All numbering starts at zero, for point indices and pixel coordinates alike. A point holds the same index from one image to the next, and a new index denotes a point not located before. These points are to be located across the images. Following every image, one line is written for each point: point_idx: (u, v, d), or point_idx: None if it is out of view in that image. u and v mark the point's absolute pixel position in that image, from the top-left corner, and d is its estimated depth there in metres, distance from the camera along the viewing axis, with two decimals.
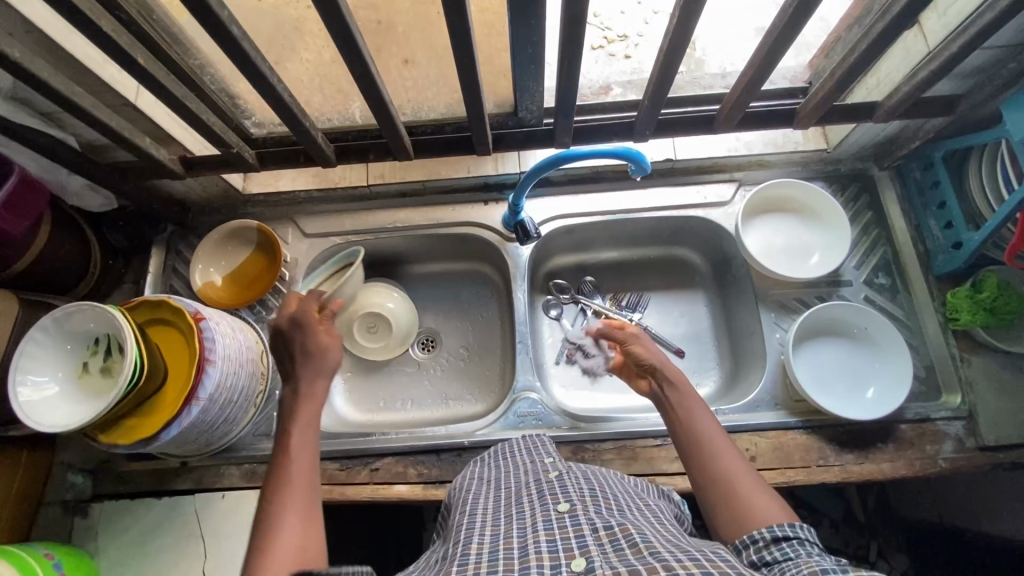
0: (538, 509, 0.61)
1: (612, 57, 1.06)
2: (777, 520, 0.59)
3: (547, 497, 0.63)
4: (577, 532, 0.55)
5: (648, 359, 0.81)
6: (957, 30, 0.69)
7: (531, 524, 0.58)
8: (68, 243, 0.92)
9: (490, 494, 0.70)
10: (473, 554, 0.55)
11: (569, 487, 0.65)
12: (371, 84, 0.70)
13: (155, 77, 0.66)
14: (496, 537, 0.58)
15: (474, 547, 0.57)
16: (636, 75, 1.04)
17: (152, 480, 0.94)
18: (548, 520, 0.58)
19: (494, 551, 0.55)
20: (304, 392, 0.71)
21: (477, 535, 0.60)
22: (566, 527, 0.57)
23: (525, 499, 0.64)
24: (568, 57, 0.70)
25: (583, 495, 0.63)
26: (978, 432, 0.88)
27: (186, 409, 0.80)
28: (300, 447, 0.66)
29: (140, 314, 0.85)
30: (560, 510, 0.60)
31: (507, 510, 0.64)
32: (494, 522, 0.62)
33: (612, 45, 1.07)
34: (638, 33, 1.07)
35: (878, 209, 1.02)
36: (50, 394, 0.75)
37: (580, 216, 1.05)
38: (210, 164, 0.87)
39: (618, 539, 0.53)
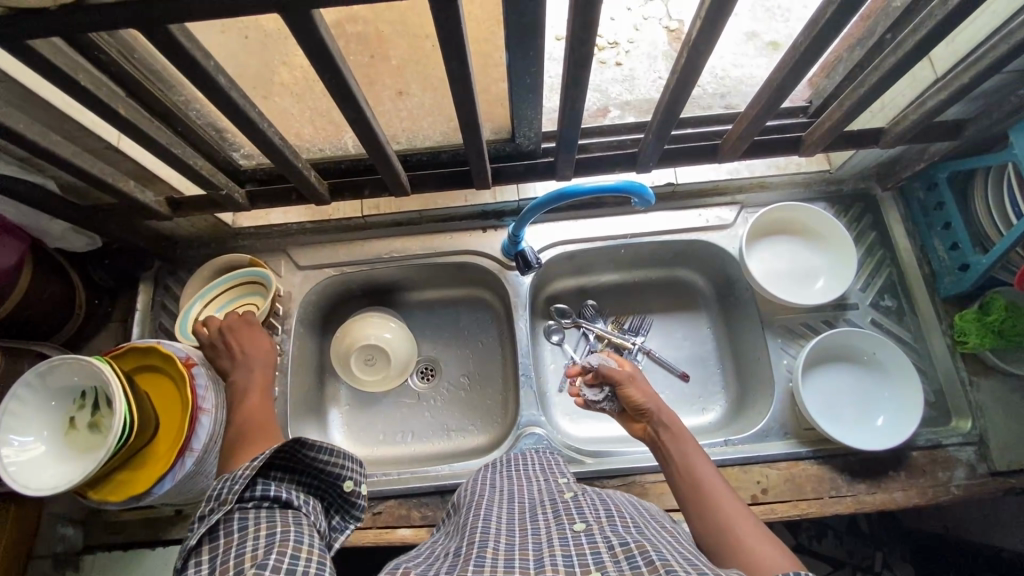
0: (553, 526, 0.57)
1: (603, 64, 1.03)
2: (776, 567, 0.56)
3: (562, 516, 0.59)
4: (594, 548, 0.52)
5: (642, 402, 0.78)
6: (968, 60, 0.68)
7: (546, 539, 0.55)
8: (50, 286, 0.88)
9: (505, 502, 0.66)
10: (489, 559, 0.51)
11: (585, 506, 0.61)
12: (368, 128, 0.67)
13: (138, 126, 0.62)
14: (511, 546, 0.54)
15: (490, 551, 0.53)
16: (628, 80, 1.02)
17: (145, 529, 0.91)
18: (565, 537, 0.55)
19: (511, 559, 0.52)
20: (247, 362, 0.84)
21: (493, 540, 0.55)
22: (582, 544, 0.53)
23: (540, 516, 0.60)
24: (571, 93, 0.67)
25: (599, 514, 0.59)
26: (990, 458, 0.87)
27: (180, 461, 0.77)
28: (253, 407, 0.78)
29: (127, 361, 0.82)
30: (576, 528, 0.56)
31: (522, 522, 0.60)
32: (509, 531, 0.58)
33: (602, 52, 1.05)
34: (628, 39, 1.05)
35: (882, 229, 1.01)
36: (36, 453, 0.72)
37: (580, 242, 1.03)
38: (197, 203, 0.85)
39: (634, 555, 0.49)
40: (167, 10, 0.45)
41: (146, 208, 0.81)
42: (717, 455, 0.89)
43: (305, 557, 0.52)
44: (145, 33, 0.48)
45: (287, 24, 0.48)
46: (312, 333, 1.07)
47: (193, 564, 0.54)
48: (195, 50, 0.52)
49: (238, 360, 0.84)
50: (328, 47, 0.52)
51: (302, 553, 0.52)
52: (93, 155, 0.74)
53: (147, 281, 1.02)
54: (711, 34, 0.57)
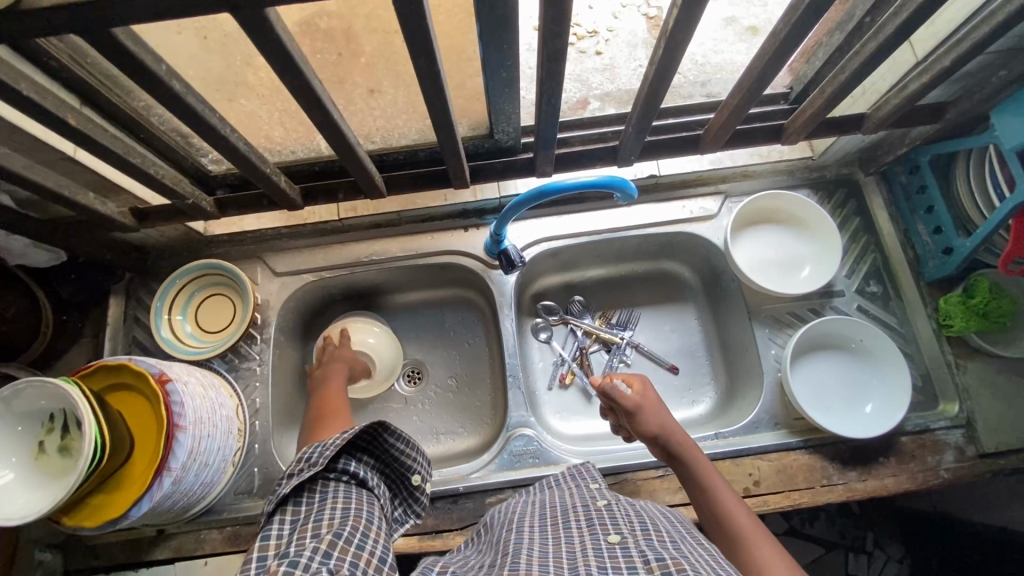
0: (587, 537, 0.57)
1: (583, 54, 1.02)
2: None
3: (596, 527, 0.58)
4: (629, 562, 0.50)
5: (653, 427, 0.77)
6: (947, 43, 0.67)
7: (579, 549, 0.54)
8: (14, 305, 0.85)
9: (536, 514, 0.65)
10: (523, 565, 0.52)
11: (618, 517, 0.60)
12: (337, 130, 0.65)
13: (92, 136, 0.59)
14: (544, 553, 0.54)
15: (524, 558, 0.53)
16: (607, 69, 1.00)
17: (127, 551, 0.88)
18: (598, 549, 0.54)
19: (544, 565, 0.52)
20: (333, 361, 0.99)
21: (526, 549, 0.55)
22: (617, 557, 0.52)
23: (573, 524, 0.60)
24: (546, 87, 0.65)
25: (634, 528, 0.58)
26: (978, 440, 0.87)
27: (157, 481, 0.74)
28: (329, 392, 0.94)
29: (98, 381, 0.78)
30: (610, 539, 0.55)
31: (555, 531, 0.59)
32: (542, 539, 0.58)
33: (582, 41, 1.03)
34: (608, 28, 1.03)
35: (866, 215, 1.00)
36: (4, 482, 0.69)
37: (564, 238, 1.01)
38: (164, 212, 0.82)
39: (671, 572, 0.47)
40: (109, 12, 0.42)
41: (109, 219, 0.77)
42: (708, 449, 0.88)
43: (373, 537, 0.57)
44: (87, 38, 0.45)
45: (240, 26, 0.46)
46: (293, 341, 1.05)
47: (278, 520, 0.59)
48: (144, 56, 0.49)
49: (329, 358, 1.00)
50: (286, 48, 0.49)
51: (369, 534, 0.56)
52: (48, 167, 0.71)
53: (119, 294, 0.98)
54: (688, 22, 0.55)
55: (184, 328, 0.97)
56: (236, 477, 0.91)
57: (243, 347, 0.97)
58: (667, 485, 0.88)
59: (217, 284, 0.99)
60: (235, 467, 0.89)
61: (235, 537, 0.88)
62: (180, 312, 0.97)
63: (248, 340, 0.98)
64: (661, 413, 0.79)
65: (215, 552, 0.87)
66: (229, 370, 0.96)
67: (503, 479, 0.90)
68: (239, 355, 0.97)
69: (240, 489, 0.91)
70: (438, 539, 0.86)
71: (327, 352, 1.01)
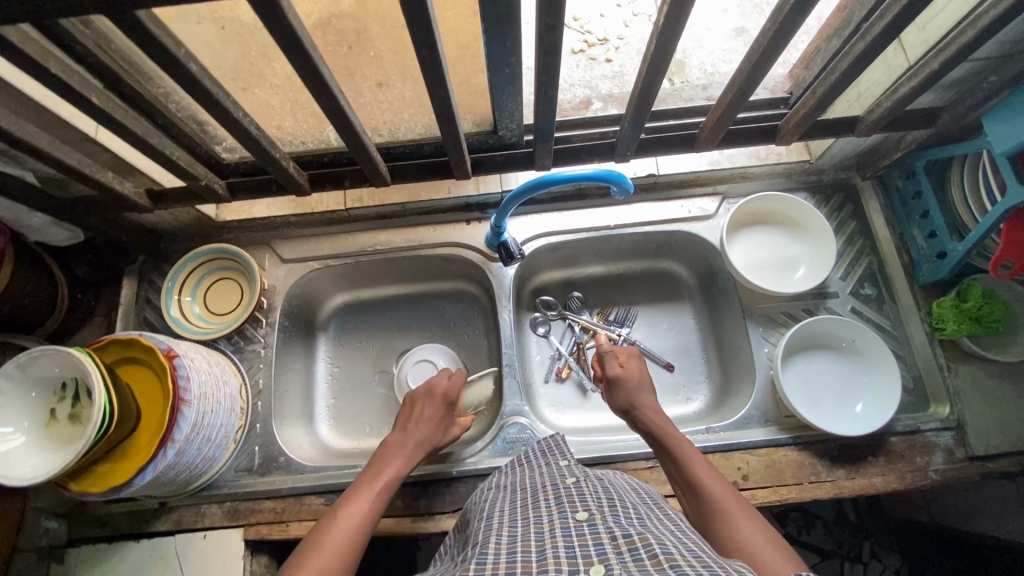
0: (556, 515, 0.59)
1: (593, 61, 1.05)
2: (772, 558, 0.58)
3: (565, 505, 0.61)
4: (596, 539, 0.53)
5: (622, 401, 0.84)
6: (935, 48, 0.69)
7: (548, 529, 0.57)
8: (33, 279, 0.89)
9: (505, 497, 0.68)
10: (490, 555, 0.53)
11: (587, 494, 0.63)
12: (343, 116, 0.68)
13: (112, 115, 0.63)
14: (513, 538, 0.56)
15: (493, 546, 0.54)
16: (617, 76, 1.03)
17: (131, 522, 0.91)
18: (567, 527, 0.56)
19: (513, 551, 0.53)
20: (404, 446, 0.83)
21: (495, 535, 0.57)
22: (585, 534, 0.54)
23: (543, 504, 0.62)
24: (543, 80, 0.68)
25: (601, 503, 0.61)
26: (968, 442, 0.88)
27: (161, 452, 0.77)
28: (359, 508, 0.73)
29: (109, 354, 0.82)
30: (578, 517, 0.57)
31: (522, 512, 0.62)
32: (512, 522, 0.59)
33: (592, 49, 1.06)
34: (618, 36, 1.06)
35: (862, 219, 1.02)
36: (15, 445, 0.72)
37: (564, 233, 1.04)
38: (178, 195, 0.85)
39: (637, 547, 0.50)
40: None
41: (126, 199, 0.81)
42: (698, 442, 0.90)
43: None
44: (113, 19, 0.49)
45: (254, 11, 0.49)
46: (298, 327, 1.07)
47: None
48: (165, 38, 0.52)
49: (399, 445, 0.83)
50: (297, 34, 0.52)
51: None
52: (71, 147, 0.75)
53: (133, 276, 1.02)
54: (677, 19, 0.57)
55: (194, 308, 1.00)
56: (237, 453, 0.94)
57: (249, 330, 1.00)
58: (656, 476, 0.89)
59: (225, 267, 1.02)
60: (238, 442, 0.93)
61: (234, 512, 0.91)
62: (189, 293, 1.00)
63: (254, 322, 1.01)
64: (635, 388, 0.84)
65: (214, 526, 0.90)
66: (235, 352, 0.99)
67: (496, 465, 0.92)
68: (245, 337, 1.00)
69: (241, 466, 0.94)
70: (431, 521, 0.88)
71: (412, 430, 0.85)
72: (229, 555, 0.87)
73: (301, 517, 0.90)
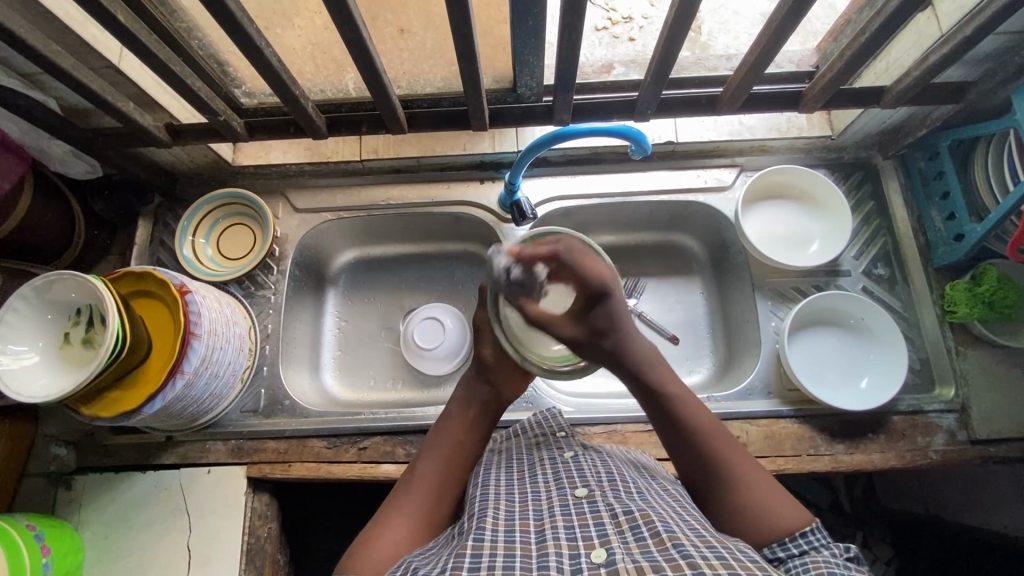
0: (553, 492, 0.60)
1: (616, 39, 1.01)
2: (794, 522, 0.57)
3: (563, 481, 0.61)
4: (597, 518, 0.54)
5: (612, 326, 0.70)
6: (970, 13, 0.69)
7: (547, 506, 0.57)
8: (51, 209, 0.90)
9: (503, 464, 0.68)
10: (488, 532, 0.53)
11: (586, 469, 0.63)
12: (364, 51, 0.68)
13: (134, 34, 0.64)
14: (510, 515, 0.56)
15: (490, 521, 0.55)
16: (639, 56, 1.00)
17: (137, 454, 0.93)
18: (566, 504, 0.57)
19: (511, 530, 0.54)
20: (470, 415, 0.71)
21: (492, 509, 0.57)
22: (584, 513, 0.55)
23: (540, 478, 0.63)
24: (569, 23, 0.68)
25: (600, 478, 0.62)
26: (971, 425, 0.88)
27: (170, 382, 0.79)
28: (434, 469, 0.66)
29: (125, 285, 0.83)
30: (577, 493, 0.58)
31: (520, 486, 0.62)
32: (508, 496, 0.60)
33: (616, 26, 1.02)
34: (643, 15, 1.02)
35: (880, 199, 1.00)
36: (29, 363, 0.73)
37: (576, 197, 1.03)
38: (198, 131, 0.86)
39: (639, 526, 0.52)
40: None
41: (145, 131, 0.82)
42: None
43: None
44: None
45: None
46: (307, 277, 1.08)
47: None
48: None
49: (470, 414, 0.71)
50: None
51: None
52: (93, 74, 0.76)
53: (147, 217, 1.03)
54: None
55: (206, 251, 1.01)
56: (243, 395, 0.95)
57: (260, 275, 1.01)
58: (654, 440, 0.90)
59: (239, 213, 1.03)
60: (244, 384, 0.94)
61: (238, 450, 0.92)
62: (202, 236, 1.01)
63: (265, 268, 1.02)
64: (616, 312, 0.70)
65: (218, 462, 0.92)
66: (246, 297, 1.00)
67: (496, 419, 0.93)
68: (256, 283, 1.01)
69: (247, 407, 0.95)
70: None
71: (490, 395, 0.73)
72: (232, 491, 0.89)
73: (304, 458, 0.92)
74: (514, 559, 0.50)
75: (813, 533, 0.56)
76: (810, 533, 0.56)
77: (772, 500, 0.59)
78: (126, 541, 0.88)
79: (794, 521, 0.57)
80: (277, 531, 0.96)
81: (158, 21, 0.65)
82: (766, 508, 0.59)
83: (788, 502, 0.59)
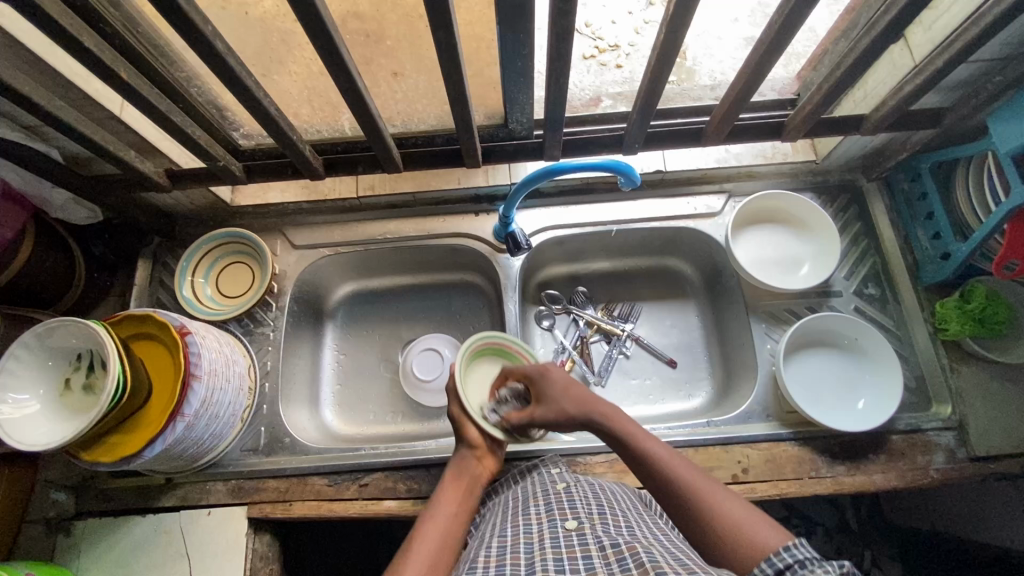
0: (545, 526, 0.60)
1: (604, 66, 1.05)
2: (772, 543, 0.55)
3: (555, 515, 0.62)
4: (585, 551, 0.54)
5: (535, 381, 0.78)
6: (941, 46, 0.72)
7: (538, 540, 0.57)
8: (52, 255, 0.91)
9: (500, 508, 0.69)
10: (479, 569, 0.53)
11: (577, 503, 0.64)
12: (359, 97, 0.71)
13: (137, 89, 0.67)
14: (502, 550, 0.56)
15: (483, 560, 0.55)
16: (627, 84, 1.03)
17: (135, 497, 0.92)
18: (557, 538, 0.57)
19: (499, 566, 0.54)
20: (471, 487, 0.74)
21: (486, 548, 0.57)
22: (574, 545, 0.55)
23: (532, 512, 0.63)
24: (557, 65, 0.71)
25: (591, 512, 0.62)
26: (970, 443, 0.88)
27: (171, 425, 0.78)
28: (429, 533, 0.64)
29: (125, 329, 0.83)
30: (568, 526, 0.59)
31: (513, 521, 0.63)
32: (500, 535, 0.60)
33: (603, 54, 1.06)
34: (629, 42, 1.06)
35: (867, 220, 1.02)
36: (31, 411, 0.74)
37: (570, 227, 1.05)
38: (197, 175, 0.88)
39: (625, 557, 0.52)
40: None
41: (146, 177, 0.84)
42: (698, 435, 0.90)
43: None
44: None
45: None
46: (305, 315, 1.08)
47: None
48: (193, 12, 0.56)
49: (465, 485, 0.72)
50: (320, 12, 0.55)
51: None
52: (96, 126, 0.79)
53: (146, 259, 1.04)
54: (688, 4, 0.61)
55: (206, 289, 1.02)
56: (244, 434, 0.95)
57: (259, 314, 1.02)
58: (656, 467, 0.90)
59: (239, 252, 1.04)
60: (245, 424, 0.94)
61: (238, 489, 0.92)
62: (203, 275, 1.03)
63: (265, 306, 1.03)
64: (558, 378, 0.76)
65: (218, 503, 0.91)
66: (245, 334, 1.01)
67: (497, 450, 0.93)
68: (256, 321, 1.02)
69: (247, 446, 0.95)
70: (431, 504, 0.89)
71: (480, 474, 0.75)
72: (232, 533, 0.89)
73: (305, 496, 0.91)
74: None
75: (797, 546, 0.51)
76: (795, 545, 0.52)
77: (754, 525, 0.57)
78: None
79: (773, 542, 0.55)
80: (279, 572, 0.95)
81: (160, 74, 0.67)
82: (741, 533, 0.56)
83: (768, 526, 0.57)
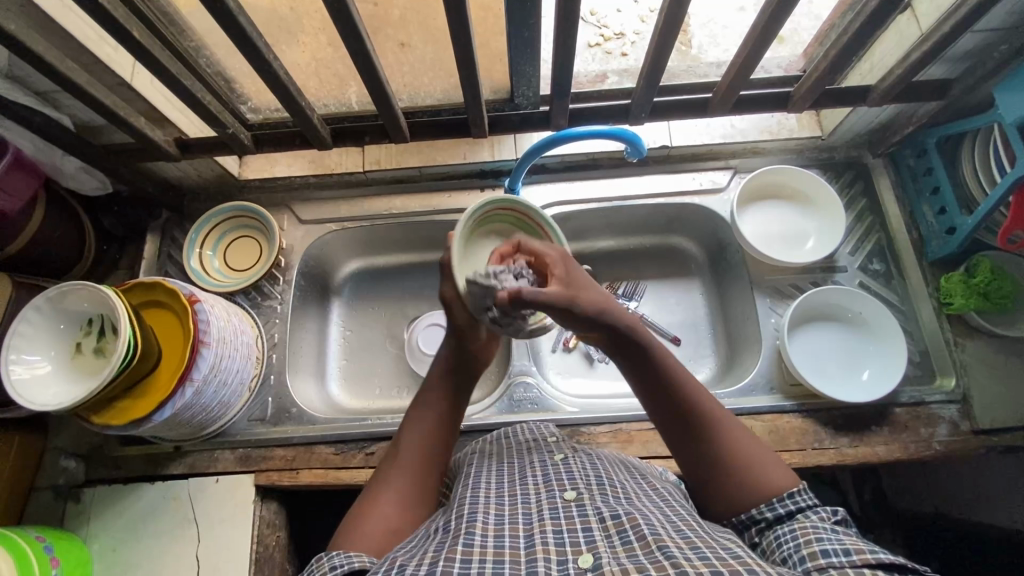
0: (543, 496, 0.60)
1: (609, 55, 1.05)
2: (779, 483, 0.59)
3: (552, 485, 0.61)
4: (585, 522, 0.54)
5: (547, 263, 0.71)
6: (947, 13, 0.72)
7: (537, 511, 0.57)
8: (63, 225, 0.92)
9: (493, 467, 0.69)
10: (478, 536, 0.53)
11: (575, 473, 0.63)
12: (367, 62, 0.71)
13: (150, 51, 0.67)
14: (500, 519, 0.56)
15: (480, 526, 0.54)
16: (632, 68, 1.03)
17: (145, 464, 0.93)
18: (556, 508, 0.57)
19: (499, 536, 0.54)
20: (450, 385, 0.73)
21: (482, 514, 0.57)
22: (573, 517, 0.55)
23: (530, 481, 0.63)
24: (564, 33, 0.71)
25: (590, 482, 0.62)
26: (973, 415, 0.88)
27: (180, 390, 0.80)
28: (414, 443, 0.67)
29: (134, 296, 0.84)
30: (567, 497, 0.59)
31: (510, 488, 0.62)
32: (498, 501, 0.60)
33: (608, 42, 1.06)
34: (635, 31, 1.06)
35: (873, 196, 1.03)
36: (41, 372, 0.74)
37: (576, 202, 1.05)
38: (207, 144, 0.89)
39: (625, 529, 0.53)
40: None
41: (156, 145, 0.84)
42: None
43: None
44: None
45: None
46: (311, 290, 1.09)
47: None
48: None
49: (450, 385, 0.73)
50: None
51: None
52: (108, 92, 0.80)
53: (155, 232, 1.05)
54: None
55: (213, 262, 1.03)
56: (251, 403, 0.96)
57: (266, 287, 1.03)
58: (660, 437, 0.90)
59: (246, 226, 1.05)
60: (251, 392, 0.95)
61: (246, 457, 0.93)
62: (210, 248, 1.03)
63: (271, 280, 1.03)
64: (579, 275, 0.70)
65: (226, 471, 0.92)
66: (252, 307, 1.02)
67: (502, 420, 0.94)
68: (262, 294, 1.03)
69: (254, 416, 0.96)
70: None
71: (469, 364, 0.75)
72: (239, 500, 0.90)
73: (311, 464, 0.92)
74: (503, 566, 0.50)
75: (800, 494, 0.57)
76: (798, 494, 0.57)
77: (763, 463, 0.61)
78: (134, 552, 0.87)
79: (781, 482, 0.59)
80: (285, 541, 0.96)
81: None
82: (750, 471, 0.60)
83: (774, 466, 0.61)
